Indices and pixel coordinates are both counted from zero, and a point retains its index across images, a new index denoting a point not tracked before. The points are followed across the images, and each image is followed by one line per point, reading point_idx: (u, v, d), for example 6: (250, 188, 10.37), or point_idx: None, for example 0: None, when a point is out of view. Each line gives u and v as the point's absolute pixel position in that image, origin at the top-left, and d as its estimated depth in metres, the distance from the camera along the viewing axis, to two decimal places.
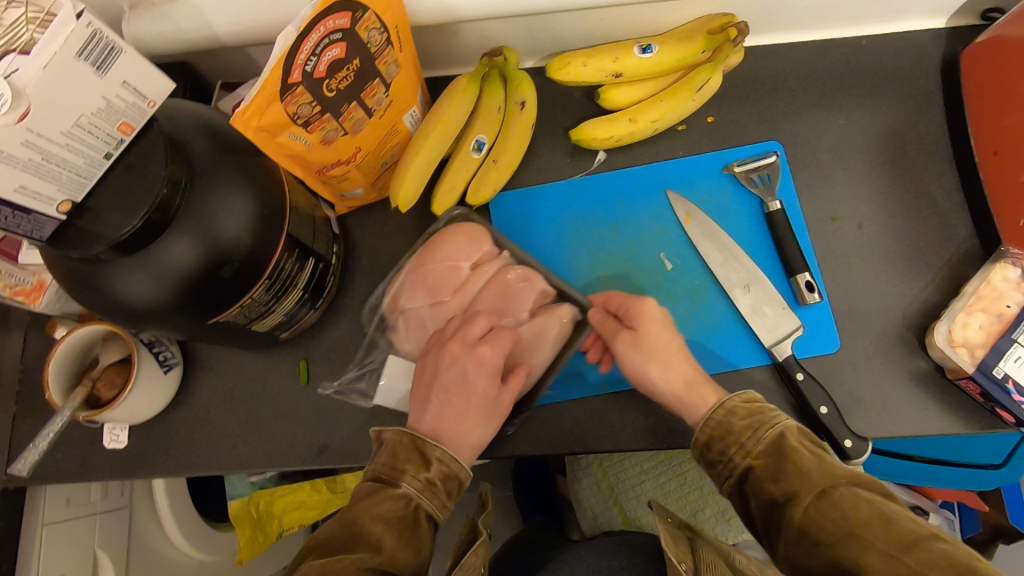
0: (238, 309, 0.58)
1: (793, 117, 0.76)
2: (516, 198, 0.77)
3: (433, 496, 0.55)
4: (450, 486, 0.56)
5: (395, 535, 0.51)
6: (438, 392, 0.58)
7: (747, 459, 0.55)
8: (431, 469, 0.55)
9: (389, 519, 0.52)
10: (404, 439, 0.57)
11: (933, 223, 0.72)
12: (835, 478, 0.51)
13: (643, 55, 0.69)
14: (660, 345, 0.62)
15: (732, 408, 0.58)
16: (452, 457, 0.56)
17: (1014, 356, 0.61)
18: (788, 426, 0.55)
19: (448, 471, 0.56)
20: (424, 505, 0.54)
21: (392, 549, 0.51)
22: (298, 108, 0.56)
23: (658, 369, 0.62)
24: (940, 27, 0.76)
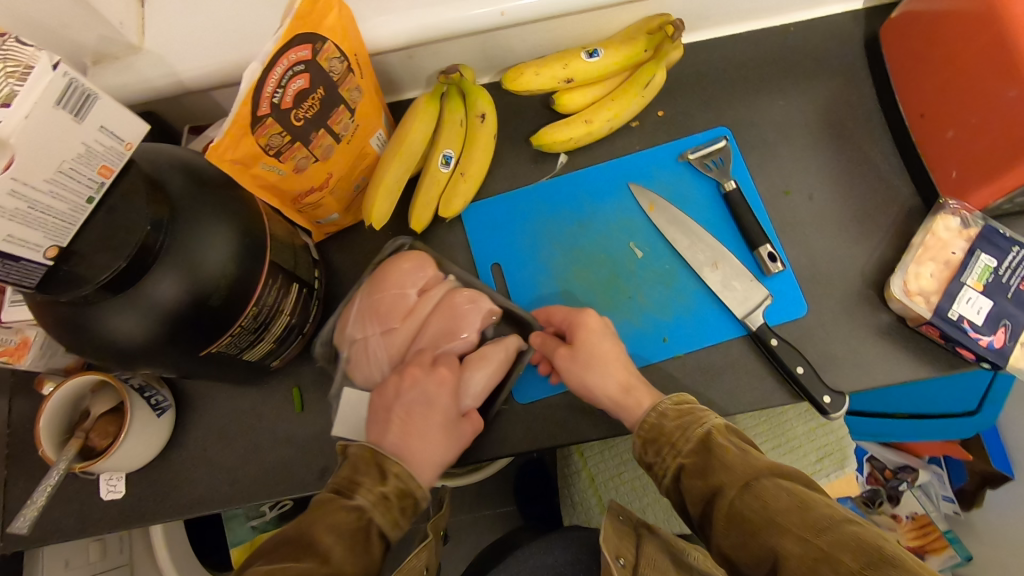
0: (228, 339, 0.59)
1: (736, 103, 0.81)
2: (487, 206, 0.79)
3: (384, 510, 0.55)
4: (405, 503, 0.57)
5: (344, 546, 0.51)
6: (395, 416, 0.60)
7: (678, 457, 0.57)
8: (388, 483, 0.56)
9: (343, 531, 0.52)
10: (364, 454, 0.58)
11: (876, 186, 0.77)
12: (757, 471, 0.52)
13: (591, 59, 0.73)
14: (593, 361, 0.65)
15: (664, 411, 0.60)
16: (410, 474, 0.58)
17: (965, 298, 0.66)
18: (716, 424, 0.58)
19: (405, 487, 0.57)
20: (375, 519, 0.54)
21: (340, 560, 0.50)
22: (270, 139, 0.58)
23: (598, 373, 0.64)
24: (858, 8, 0.82)
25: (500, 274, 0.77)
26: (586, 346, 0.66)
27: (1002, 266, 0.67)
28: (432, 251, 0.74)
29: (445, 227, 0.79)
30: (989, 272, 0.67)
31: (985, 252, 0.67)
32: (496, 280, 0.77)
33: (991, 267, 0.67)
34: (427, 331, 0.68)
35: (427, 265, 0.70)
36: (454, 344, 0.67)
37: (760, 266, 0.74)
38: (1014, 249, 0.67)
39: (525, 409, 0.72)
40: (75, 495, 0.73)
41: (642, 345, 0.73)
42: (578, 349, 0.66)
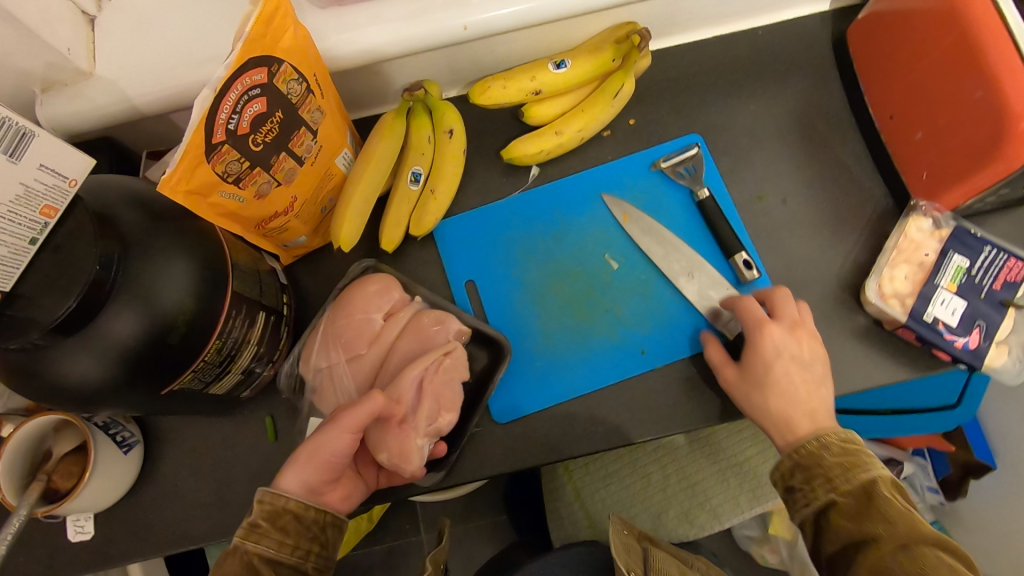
0: (191, 375, 0.56)
1: (708, 109, 0.80)
2: (459, 222, 0.77)
3: (261, 539, 0.54)
4: (283, 522, 0.55)
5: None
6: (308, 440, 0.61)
7: (832, 494, 0.58)
8: (256, 512, 0.55)
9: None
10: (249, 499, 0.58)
11: (849, 188, 0.76)
12: (916, 535, 0.52)
13: (557, 71, 0.72)
14: (783, 384, 0.65)
15: (828, 444, 0.62)
16: (277, 492, 0.56)
17: (940, 299, 0.66)
18: (881, 476, 0.58)
19: (274, 508, 0.56)
20: (255, 551, 0.53)
21: None
22: (227, 166, 0.56)
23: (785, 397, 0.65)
24: (826, 9, 0.82)
25: (475, 291, 0.76)
26: (782, 365, 0.65)
27: (975, 266, 0.67)
28: (399, 274, 0.75)
29: (417, 245, 0.78)
30: (962, 273, 0.67)
31: (958, 253, 0.67)
32: (470, 297, 0.76)
33: (964, 268, 0.67)
34: (396, 354, 0.69)
35: (393, 289, 0.71)
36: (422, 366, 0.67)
37: (736, 274, 0.74)
38: (985, 248, 0.67)
39: (506, 429, 0.71)
40: (41, 539, 0.70)
41: (620, 359, 0.72)
42: (782, 368, 0.65)
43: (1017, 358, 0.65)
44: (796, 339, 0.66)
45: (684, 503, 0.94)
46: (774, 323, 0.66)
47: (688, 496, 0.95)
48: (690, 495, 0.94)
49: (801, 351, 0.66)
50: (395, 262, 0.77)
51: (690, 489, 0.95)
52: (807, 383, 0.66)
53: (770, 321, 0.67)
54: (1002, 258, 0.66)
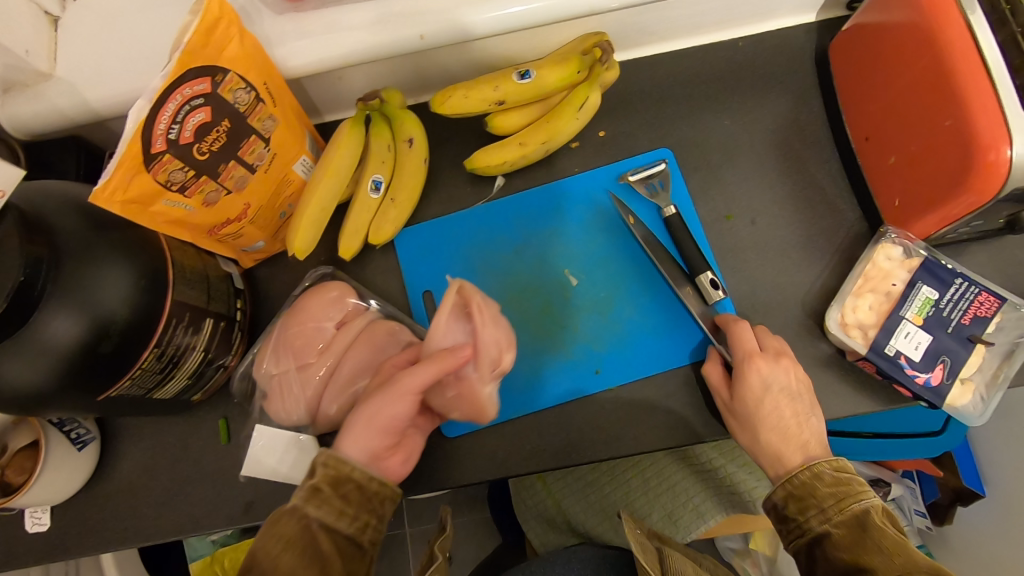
0: (129, 381, 0.57)
1: (681, 122, 0.78)
2: (419, 231, 0.77)
3: (320, 504, 0.53)
4: (343, 491, 0.54)
5: (292, 554, 0.50)
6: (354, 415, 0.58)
7: (826, 524, 0.57)
8: (317, 475, 0.54)
9: (288, 543, 0.51)
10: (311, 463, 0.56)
11: (822, 210, 0.74)
12: (915, 565, 0.51)
13: (522, 81, 0.70)
14: (773, 418, 0.63)
15: (820, 473, 0.60)
16: (339, 459, 0.55)
17: (903, 332, 0.64)
18: (874, 505, 0.57)
19: (335, 475, 0.54)
20: (313, 516, 0.52)
21: (290, 568, 0.50)
22: (170, 175, 0.56)
23: (774, 431, 0.63)
24: (812, 21, 0.79)
25: (432, 302, 0.75)
26: (771, 400, 0.63)
27: (943, 299, 0.64)
28: (356, 283, 0.75)
29: (378, 253, 0.77)
30: (929, 305, 0.64)
31: (927, 284, 0.65)
32: (427, 308, 0.75)
33: (932, 300, 0.64)
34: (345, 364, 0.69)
35: (348, 297, 0.72)
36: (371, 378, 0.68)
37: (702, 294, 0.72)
38: (956, 281, 0.64)
39: (453, 443, 0.70)
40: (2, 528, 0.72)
41: (574, 377, 0.71)
42: (774, 399, 0.63)
43: (978, 397, 0.63)
44: (783, 371, 0.64)
45: (666, 506, 0.91)
46: (762, 356, 0.64)
47: (669, 497, 0.91)
48: (670, 496, 0.91)
49: (790, 383, 0.64)
50: (354, 269, 0.77)
51: (671, 490, 0.92)
52: (797, 415, 0.63)
53: (759, 354, 0.64)
54: (972, 292, 0.64)
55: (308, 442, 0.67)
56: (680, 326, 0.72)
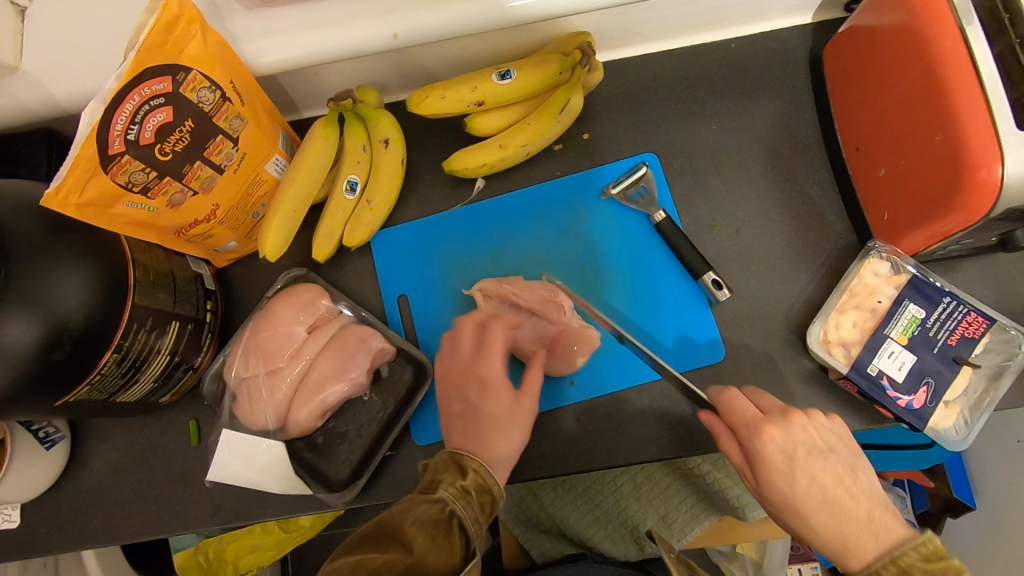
0: (87, 387, 0.56)
1: (667, 126, 0.76)
2: (396, 234, 0.75)
3: (467, 502, 0.52)
4: (483, 499, 0.55)
5: (425, 537, 0.48)
6: (456, 421, 0.60)
7: None
8: (467, 478, 0.54)
9: (425, 524, 0.49)
10: (445, 459, 0.57)
11: (810, 221, 0.71)
12: None
13: (501, 82, 0.68)
14: (818, 496, 0.54)
15: (910, 563, 0.51)
16: (486, 469, 0.56)
17: (887, 352, 0.61)
18: None
19: (483, 483, 0.55)
20: (458, 510, 0.51)
21: (422, 550, 0.48)
22: (131, 176, 0.55)
23: (826, 510, 0.54)
24: (806, 23, 0.77)
25: (407, 307, 0.74)
26: (803, 470, 0.55)
27: (930, 318, 0.62)
28: (329, 286, 0.73)
29: (354, 255, 0.75)
30: (916, 324, 0.62)
31: (914, 302, 0.62)
32: (402, 312, 0.73)
33: (918, 319, 0.62)
34: (316, 369, 0.68)
35: (320, 301, 0.70)
36: (341, 385, 0.66)
37: (704, 294, 0.69)
38: (944, 300, 0.62)
39: (424, 452, 0.69)
40: None
41: (549, 388, 0.69)
42: (808, 470, 0.55)
43: (960, 422, 0.60)
44: (800, 430, 0.57)
45: (661, 508, 0.80)
46: (768, 421, 0.57)
47: (662, 500, 0.80)
48: (664, 499, 0.80)
49: (810, 441, 0.56)
50: (330, 271, 0.75)
51: (664, 492, 0.80)
52: (836, 479, 0.55)
53: (765, 420, 0.57)
54: (961, 312, 0.61)
55: (278, 449, 0.65)
56: (660, 337, 0.70)
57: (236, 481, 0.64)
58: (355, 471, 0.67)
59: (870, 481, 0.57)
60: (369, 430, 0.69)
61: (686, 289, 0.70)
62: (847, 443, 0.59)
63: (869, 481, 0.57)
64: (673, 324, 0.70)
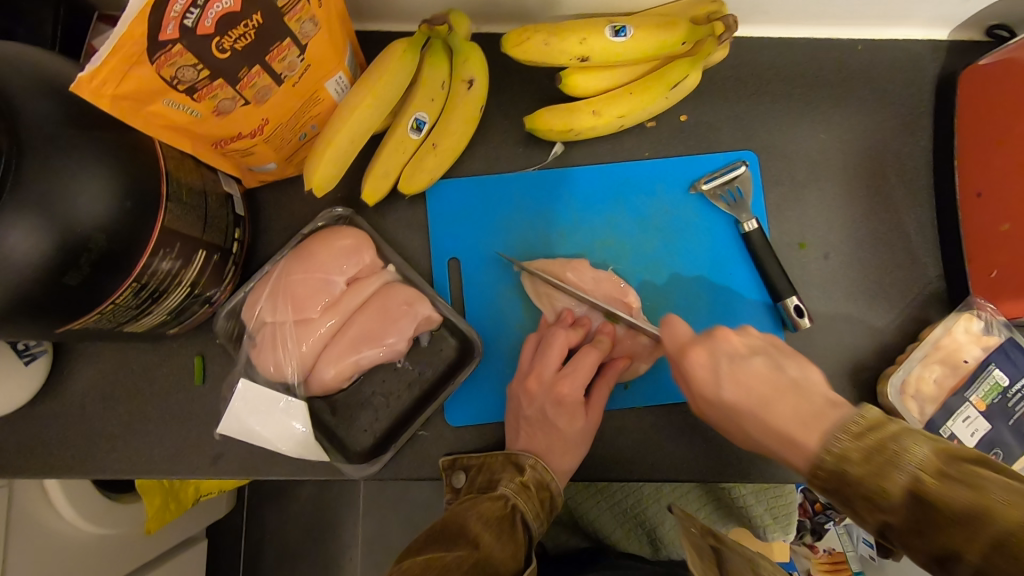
0: (97, 315, 0.47)
1: (772, 124, 0.68)
2: (456, 187, 0.67)
3: (527, 498, 0.53)
4: (543, 497, 0.55)
5: (492, 533, 0.47)
6: (524, 424, 0.58)
7: (880, 515, 0.38)
8: (525, 474, 0.55)
9: (491, 519, 0.49)
10: (500, 457, 0.58)
11: (902, 259, 0.66)
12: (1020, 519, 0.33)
13: (614, 40, 0.58)
14: (745, 403, 0.48)
15: (844, 449, 0.39)
16: (545, 466, 0.56)
17: (963, 416, 0.58)
18: (925, 461, 0.37)
19: (541, 480, 0.55)
20: (520, 507, 0.51)
21: (491, 544, 0.46)
22: (179, 71, 0.44)
23: (758, 420, 0.46)
24: (941, 39, 0.69)
25: (457, 272, 0.66)
26: (728, 379, 0.49)
27: (1013, 388, 0.59)
28: (374, 234, 0.65)
29: (404, 202, 0.67)
30: (997, 391, 0.59)
31: (1000, 368, 0.59)
32: (450, 277, 0.66)
33: (1001, 386, 0.59)
34: (351, 327, 0.60)
35: (364, 250, 0.62)
36: (378, 349, 0.59)
37: (784, 320, 0.64)
38: None
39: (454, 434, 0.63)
40: None
41: None
42: (732, 377, 0.49)
43: None
44: (722, 342, 0.51)
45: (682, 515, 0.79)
46: (693, 342, 0.52)
47: (683, 505, 0.79)
48: (686, 505, 0.79)
49: (732, 349, 0.51)
50: (374, 217, 0.66)
51: (686, 498, 0.79)
52: (764, 380, 0.47)
53: (693, 342, 0.53)
54: None
55: (297, 407, 0.58)
56: None
57: (249, 438, 0.58)
58: (380, 442, 0.62)
59: (808, 376, 0.47)
60: (399, 401, 0.62)
61: (760, 309, 0.65)
62: (788, 351, 0.50)
63: (803, 375, 0.47)
64: None
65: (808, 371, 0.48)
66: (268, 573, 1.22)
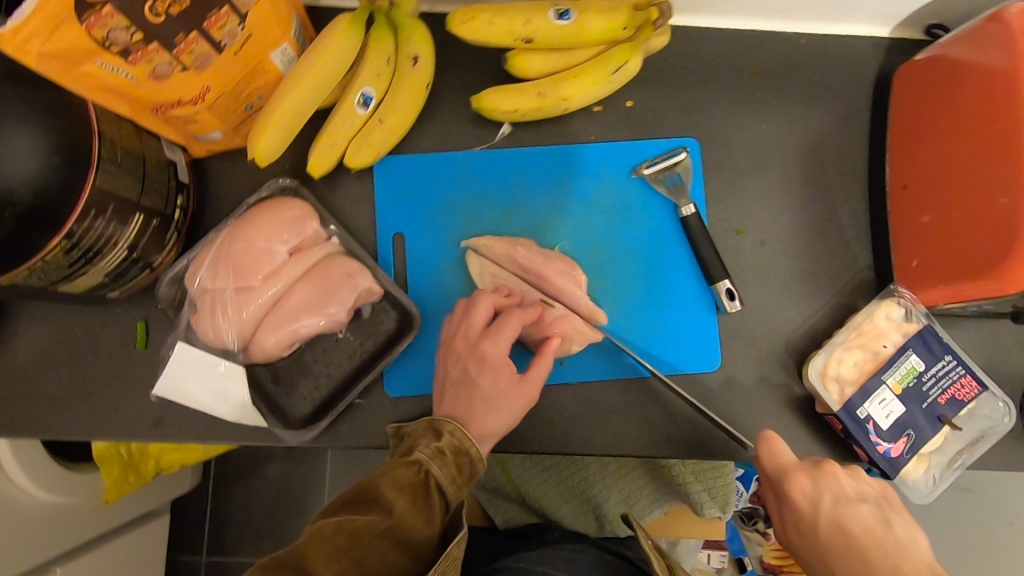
0: (26, 271, 0.48)
1: (717, 114, 0.70)
2: (403, 163, 0.68)
3: (443, 465, 0.52)
4: (462, 460, 0.54)
5: (406, 500, 0.48)
6: (449, 387, 0.58)
7: None
8: (443, 440, 0.54)
9: (404, 486, 0.48)
10: (422, 423, 0.56)
11: (834, 248, 0.69)
12: None
13: (557, 22, 0.59)
14: (842, 543, 0.51)
15: None
16: (462, 432, 0.55)
17: (878, 398, 0.61)
18: None
19: (460, 444, 0.54)
20: (435, 473, 0.51)
21: (402, 514, 0.47)
22: (109, 33, 0.45)
23: (856, 568, 0.50)
24: (883, 36, 0.71)
25: (401, 246, 0.67)
26: (828, 520, 0.52)
27: (928, 373, 0.61)
28: (319, 206, 0.66)
29: (352, 177, 0.68)
30: (913, 375, 0.61)
31: (916, 353, 0.61)
32: (395, 251, 0.67)
33: (916, 371, 0.61)
34: (292, 297, 0.61)
35: (309, 221, 0.63)
36: (317, 319, 0.60)
37: (717, 302, 0.66)
38: (945, 357, 0.61)
39: (392, 405, 0.64)
40: None
41: None
42: (835, 517, 0.52)
43: (931, 476, 0.61)
44: (832, 477, 0.54)
45: (625, 489, 0.81)
46: (802, 468, 0.54)
47: (628, 482, 0.81)
48: (628, 481, 0.81)
49: (844, 492, 0.53)
50: (322, 190, 0.67)
51: (630, 475, 0.81)
52: (881, 533, 0.51)
53: (801, 466, 0.55)
54: (956, 372, 0.61)
55: (236, 372, 0.60)
56: (663, 335, 0.67)
57: (186, 400, 0.60)
58: (318, 410, 0.63)
59: (915, 538, 0.50)
60: (339, 370, 0.64)
61: (697, 291, 0.67)
62: (896, 504, 0.53)
63: (911, 537, 0.50)
64: (675, 324, 0.67)
65: (916, 534, 0.51)
66: (230, 549, 1.23)
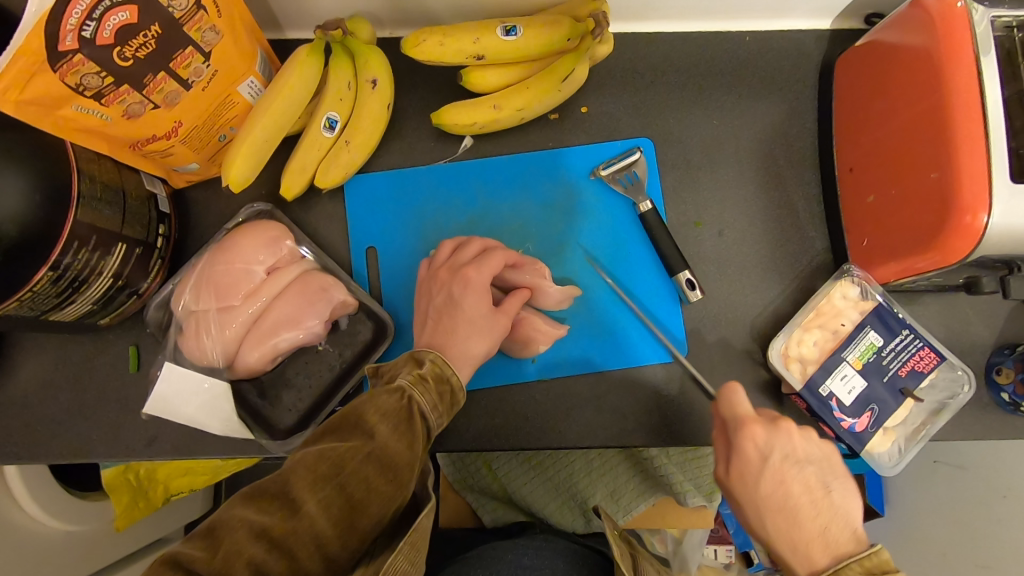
0: (18, 302, 0.52)
1: (669, 114, 0.73)
2: (371, 180, 0.71)
3: (424, 391, 0.52)
4: (443, 390, 0.54)
5: (389, 427, 0.48)
6: (432, 312, 0.59)
7: None
8: (424, 367, 0.54)
9: (387, 412, 0.48)
10: (404, 356, 0.55)
11: (791, 234, 0.71)
12: None
13: (506, 38, 0.63)
14: (779, 498, 0.54)
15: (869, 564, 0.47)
16: (445, 361, 0.55)
17: (840, 374, 0.63)
18: None
19: (441, 373, 0.54)
20: (418, 401, 0.51)
21: (385, 438, 0.47)
22: (82, 79, 0.49)
23: (789, 520, 0.52)
24: (826, 28, 0.74)
25: (375, 259, 0.71)
26: (773, 473, 0.54)
27: (887, 347, 0.63)
28: (294, 227, 0.70)
29: (325, 197, 0.72)
30: (872, 351, 0.63)
31: (874, 330, 0.63)
32: (368, 264, 0.71)
33: (876, 346, 0.63)
34: (270, 313, 0.64)
35: (284, 240, 0.66)
36: (295, 332, 0.63)
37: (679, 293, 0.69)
38: (903, 332, 0.63)
39: None
40: None
41: (508, 367, 0.68)
42: (779, 472, 0.54)
43: (897, 448, 0.63)
44: (785, 435, 0.56)
45: (609, 483, 0.83)
46: (758, 420, 0.57)
47: (613, 477, 0.83)
48: (613, 475, 0.83)
49: (793, 450, 0.55)
50: (296, 211, 0.71)
51: (614, 469, 0.83)
52: (818, 496, 0.53)
53: (756, 418, 0.57)
54: (916, 345, 0.63)
55: (220, 390, 0.63)
56: (630, 328, 0.69)
57: (174, 418, 0.63)
58: (302, 420, 0.66)
59: (849, 505, 0.52)
60: (320, 381, 0.67)
61: (660, 283, 0.70)
62: (837, 470, 0.55)
63: (844, 502, 0.52)
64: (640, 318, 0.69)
65: (850, 498, 0.53)
66: None
